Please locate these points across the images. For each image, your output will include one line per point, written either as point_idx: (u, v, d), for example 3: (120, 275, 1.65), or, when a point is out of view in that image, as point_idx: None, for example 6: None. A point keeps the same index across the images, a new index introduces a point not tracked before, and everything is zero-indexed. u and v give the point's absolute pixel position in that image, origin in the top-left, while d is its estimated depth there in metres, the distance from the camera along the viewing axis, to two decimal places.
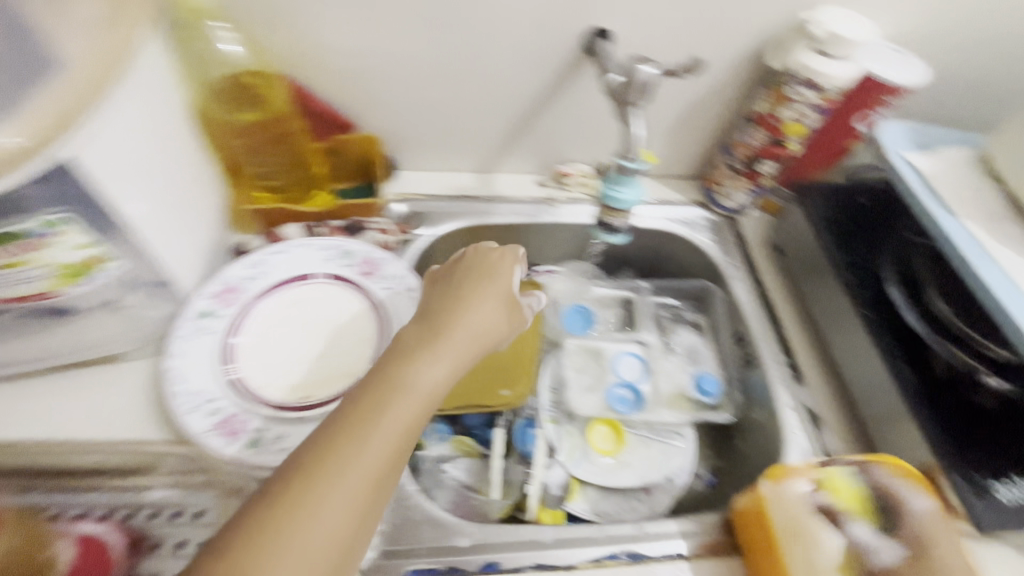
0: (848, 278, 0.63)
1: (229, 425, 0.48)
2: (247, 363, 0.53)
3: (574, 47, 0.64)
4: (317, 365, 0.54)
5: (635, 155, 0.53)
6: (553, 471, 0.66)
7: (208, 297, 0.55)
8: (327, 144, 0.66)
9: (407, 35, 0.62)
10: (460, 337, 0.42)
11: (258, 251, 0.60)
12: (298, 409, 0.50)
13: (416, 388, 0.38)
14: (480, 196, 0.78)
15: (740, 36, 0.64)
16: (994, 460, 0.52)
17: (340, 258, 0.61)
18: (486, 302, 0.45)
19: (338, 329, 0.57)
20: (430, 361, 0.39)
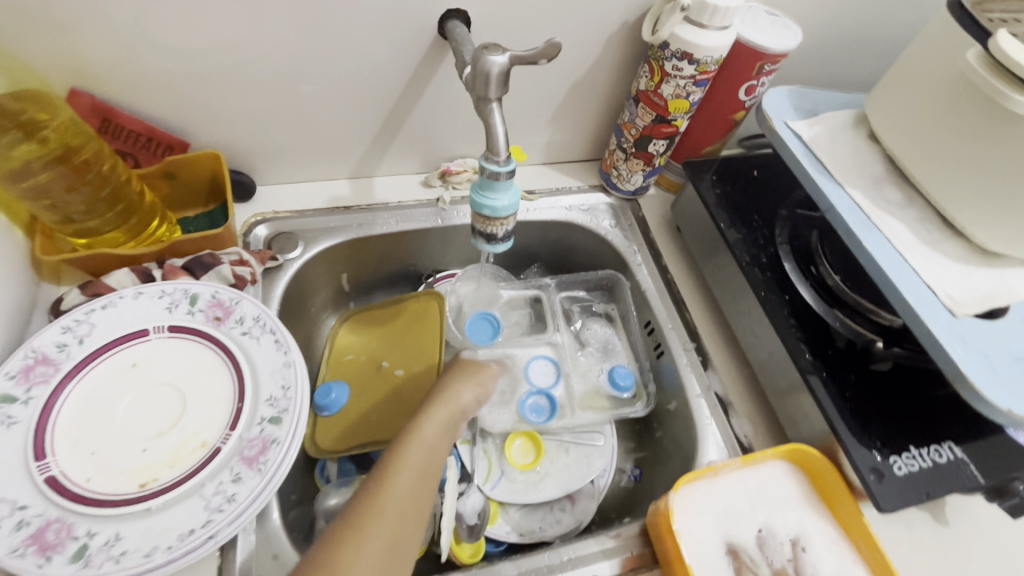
0: (745, 256, 0.61)
1: (44, 539, 0.40)
2: (69, 453, 0.44)
3: (433, 33, 0.57)
4: (159, 441, 0.46)
5: (503, 156, 0.46)
6: (470, 498, 0.61)
7: (10, 379, 0.45)
8: (163, 167, 0.58)
9: (228, 34, 0.52)
10: (447, 412, 0.43)
11: (75, 310, 0.50)
12: (137, 501, 0.42)
13: (424, 462, 0.39)
14: (359, 205, 0.70)
15: (612, 8, 0.59)
16: (889, 431, 0.51)
17: (183, 304, 0.52)
18: (473, 381, 0.48)
19: (184, 392, 0.48)
20: (428, 435, 0.40)
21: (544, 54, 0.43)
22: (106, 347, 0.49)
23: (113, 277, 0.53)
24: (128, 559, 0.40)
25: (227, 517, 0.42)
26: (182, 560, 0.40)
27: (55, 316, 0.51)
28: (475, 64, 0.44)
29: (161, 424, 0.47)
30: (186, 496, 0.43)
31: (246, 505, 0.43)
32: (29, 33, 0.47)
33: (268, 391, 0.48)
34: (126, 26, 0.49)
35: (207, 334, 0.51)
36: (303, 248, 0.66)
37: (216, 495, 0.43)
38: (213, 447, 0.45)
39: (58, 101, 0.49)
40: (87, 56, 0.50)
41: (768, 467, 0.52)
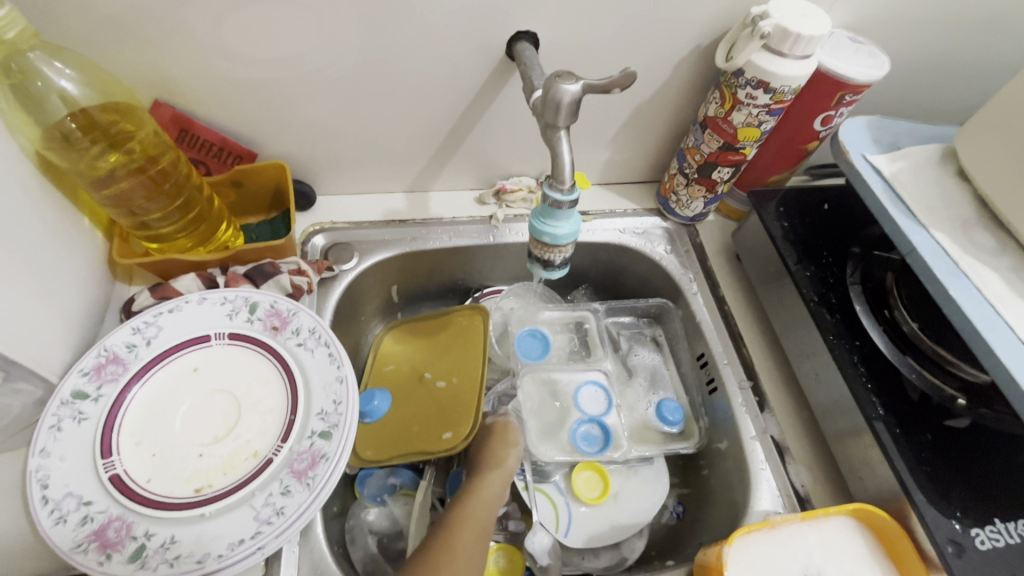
0: (812, 295, 0.58)
1: (106, 537, 0.41)
2: (134, 453, 0.45)
3: (500, 54, 0.57)
4: (215, 447, 0.47)
5: (567, 184, 0.45)
6: (538, 536, 0.59)
7: (83, 376, 0.47)
8: (228, 176, 0.60)
9: (303, 51, 0.54)
10: (499, 480, 0.51)
11: (145, 311, 0.52)
12: (193, 506, 0.43)
13: (484, 516, 0.46)
14: (414, 219, 0.70)
15: (684, 33, 0.57)
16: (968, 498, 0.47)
17: (243, 312, 0.53)
18: (513, 448, 0.56)
19: (241, 400, 0.49)
20: (486, 495, 0.49)
21: (618, 84, 0.43)
22: (173, 351, 0.51)
23: (181, 281, 0.55)
24: (181, 564, 0.41)
25: (274, 530, 0.43)
26: (230, 569, 0.41)
27: (126, 316, 0.54)
28: (547, 91, 0.43)
29: (215, 432, 0.48)
30: (236, 505, 0.44)
31: (292, 521, 0.43)
32: (120, 48, 0.50)
33: (319, 406, 0.49)
34: (207, 40, 0.51)
35: (265, 344, 0.52)
36: (358, 259, 0.67)
37: (265, 506, 0.44)
38: (264, 458, 0.46)
39: (143, 115, 0.50)
40: (172, 70, 0.52)
41: (831, 523, 0.49)
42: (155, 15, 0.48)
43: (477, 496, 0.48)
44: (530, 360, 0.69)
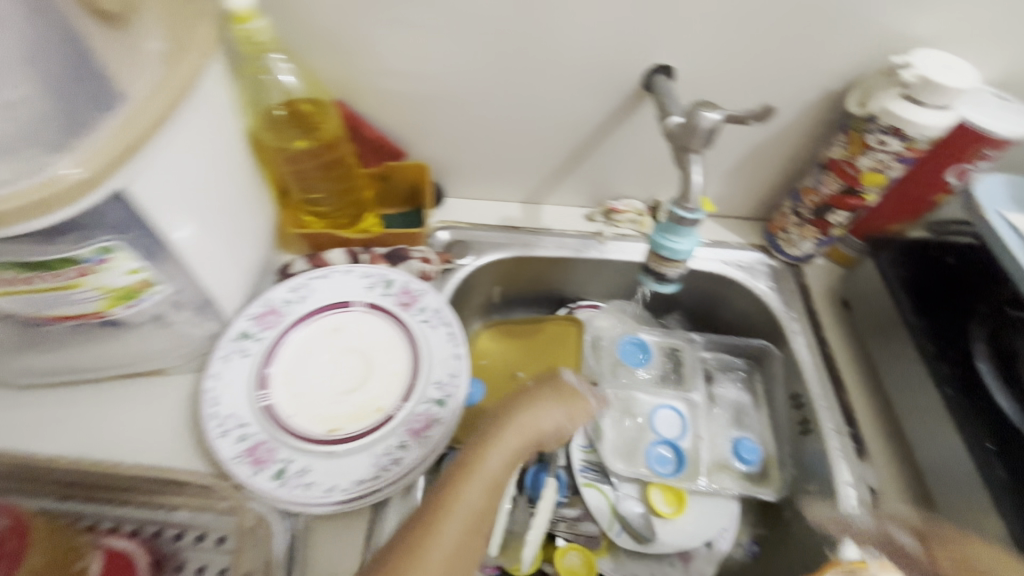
0: (930, 348, 0.57)
1: (257, 454, 0.49)
2: (282, 391, 0.53)
3: (635, 84, 0.62)
4: (347, 397, 0.53)
5: (692, 204, 0.49)
6: (626, 502, 0.64)
7: (249, 318, 0.56)
8: (379, 170, 0.68)
9: (462, 69, 0.61)
10: (514, 447, 0.45)
11: (301, 275, 0.61)
12: (324, 443, 0.50)
13: (478, 496, 0.40)
14: (526, 227, 0.76)
15: (817, 77, 0.59)
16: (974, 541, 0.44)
17: (380, 286, 0.61)
18: (551, 407, 0.51)
19: (371, 360, 0.56)
20: (488, 468, 0.43)
21: (756, 116, 0.46)
22: (321, 309, 0.59)
23: (331, 254, 0.64)
24: (314, 489, 0.48)
25: (390, 477, 0.48)
26: (354, 501, 0.47)
27: (283, 278, 0.63)
28: (687, 117, 0.47)
29: (346, 384, 0.54)
30: (361, 449, 0.50)
31: (408, 470, 0.49)
32: (320, 53, 0.59)
33: (436, 376, 0.54)
34: (387, 54, 0.60)
35: (396, 316, 0.58)
36: (473, 257, 0.74)
37: (384, 455, 0.50)
38: (387, 413, 0.52)
39: (328, 113, 0.57)
40: (354, 77, 0.62)
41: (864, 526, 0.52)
42: (353, 30, 0.58)
43: (478, 467, 0.42)
44: (632, 366, 0.73)
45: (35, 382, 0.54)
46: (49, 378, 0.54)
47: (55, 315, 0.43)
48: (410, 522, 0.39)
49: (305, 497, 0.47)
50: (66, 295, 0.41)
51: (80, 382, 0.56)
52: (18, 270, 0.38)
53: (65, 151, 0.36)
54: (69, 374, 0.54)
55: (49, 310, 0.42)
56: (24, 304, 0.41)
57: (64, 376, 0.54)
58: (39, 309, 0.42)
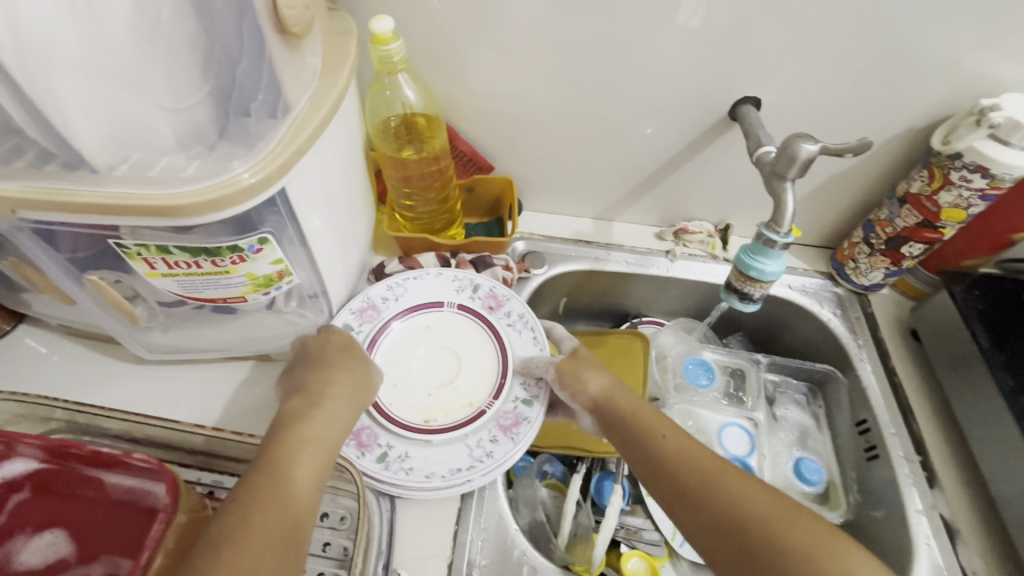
0: (1008, 382, 0.57)
1: (363, 439, 0.53)
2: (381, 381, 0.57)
3: (721, 114, 0.65)
4: (440, 390, 0.57)
5: (784, 229, 0.51)
6: None
7: (351, 313, 0.61)
8: (468, 183, 0.73)
9: (556, 91, 0.65)
10: (341, 403, 0.50)
11: (396, 275, 0.65)
12: (421, 432, 0.54)
13: (310, 467, 0.44)
14: (598, 242, 0.80)
15: (901, 114, 0.62)
16: (609, 384, 0.54)
17: (468, 290, 0.65)
18: (346, 365, 0.53)
19: (461, 358, 0.60)
20: (317, 432, 0.46)
21: (854, 150, 0.48)
22: (413, 307, 0.63)
23: (423, 257, 0.68)
24: (414, 474, 0.52)
25: (483, 468, 0.51)
26: (451, 488, 0.51)
27: (377, 276, 0.68)
28: (785, 147, 0.50)
29: (438, 380, 0.58)
30: (454, 440, 0.54)
31: (500, 462, 0.52)
32: (429, 72, 0.65)
33: (523, 376, 0.58)
34: (489, 75, 0.64)
35: (484, 318, 0.62)
36: (547, 267, 0.77)
37: (477, 447, 0.53)
38: (477, 409, 0.55)
39: (439, 127, 0.61)
40: (456, 95, 0.67)
41: (572, 348, 0.60)
42: (463, 53, 0.63)
43: (305, 433, 0.46)
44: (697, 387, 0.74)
45: (164, 358, 0.61)
46: (177, 355, 0.60)
47: (205, 297, 0.48)
48: (259, 464, 0.43)
49: (407, 481, 0.51)
50: (221, 279, 0.46)
51: (201, 361, 0.61)
52: (193, 254, 0.43)
53: (242, 156, 0.41)
54: (195, 353, 0.60)
55: (202, 292, 0.47)
56: (183, 287, 0.47)
57: (187, 353, 0.60)
58: (194, 291, 0.47)
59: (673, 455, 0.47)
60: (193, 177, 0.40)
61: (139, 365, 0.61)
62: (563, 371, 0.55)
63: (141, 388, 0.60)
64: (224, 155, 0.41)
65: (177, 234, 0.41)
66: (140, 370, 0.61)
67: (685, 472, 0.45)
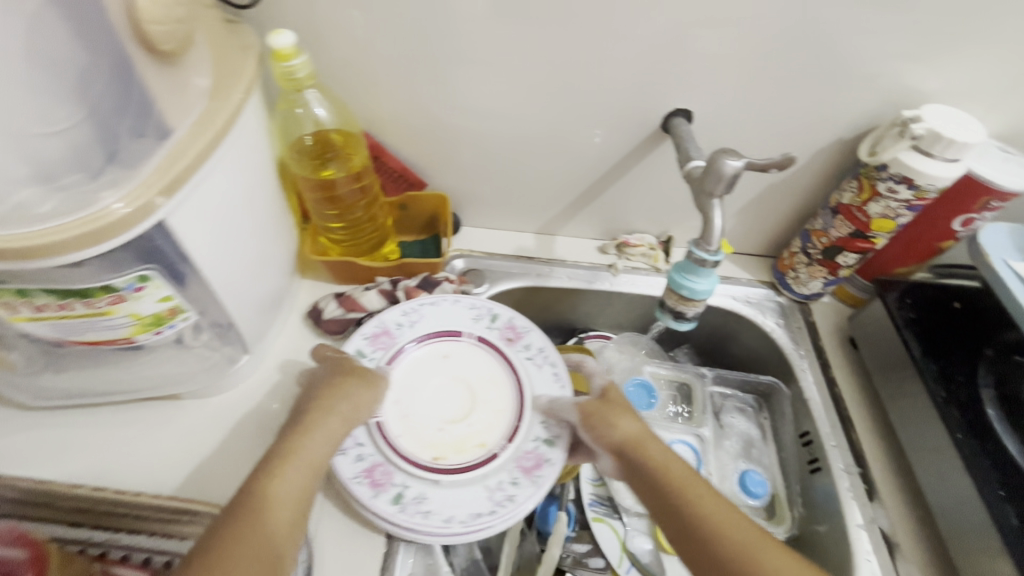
0: (940, 392, 0.57)
1: (374, 477, 0.51)
2: (394, 413, 0.55)
3: (653, 127, 0.64)
4: (455, 425, 0.55)
5: (714, 247, 0.50)
6: (637, 539, 0.64)
7: (364, 338, 0.59)
8: (399, 200, 0.70)
9: (485, 105, 0.63)
10: (335, 425, 0.48)
11: (411, 299, 0.62)
12: (435, 471, 0.51)
13: (296, 486, 0.43)
14: (540, 258, 0.78)
15: (829, 124, 0.62)
16: (640, 431, 0.50)
17: (486, 320, 0.62)
18: (349, 386, 0.51)
19: (477, 392, 0.57)
20: (310, 451, 0.46)
21: (779, 165, 0.47)
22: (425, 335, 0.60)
23: (365, 295, 0.63)
24: (432, 518, 0.49)
25: (504, 514, 0.49)
26: (471, 535, 0.48)
27: (313, 311, 0.63)
28: (710, 164, 0.48)
29: (455, 415, 0.56)
30: (472, 482, 0.51)
31: (523, 508, 0.50)
32: (349, 87, 0.61)
33: (541, 416, 0.55)
34: (414, 88, 0.62)
35: (502, 351, 0.59)
36: (488, 286, 0.74)
37: (497, 489, 0.51)
38: (494, 449, 0.53)
39: (359, 143, 0.59)
40: (381, 109, 0.64)
41: (602, 387, 0.54)
42: (384, 64, 0.59)
43: (296, 452, 0.45)
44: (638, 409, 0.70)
45: (55, 403, 0.55)
46: (70, 400, 0.55)
47: (85, 341, 0.44)
48: (243, 490, 0.42)
49: (425, 525, 0.48)
50: (99, 321, 0.41)
51: (100, 405, 0.56)
52: (60, 297, 0.39)
53: (112, 185, 0.37)
54: (91, 396, 0.55)
55: (80, 336, 0.43)
56: (57, 331, 0.42)
57: (84, 398, 0.55)
58: (71, 336, 0.43)
59: (714, 524, 0.43)
60: (47, 213, 0.35)
61: (28, 412, 0.56)
62: (589, 414, 0.52)
63: (28, 438, 0.54)
64: (82, 177, 0.36)
65: (31, 277, 0.37)
66: (28, 418, 0.55)
67: (725, 543, 0.42)
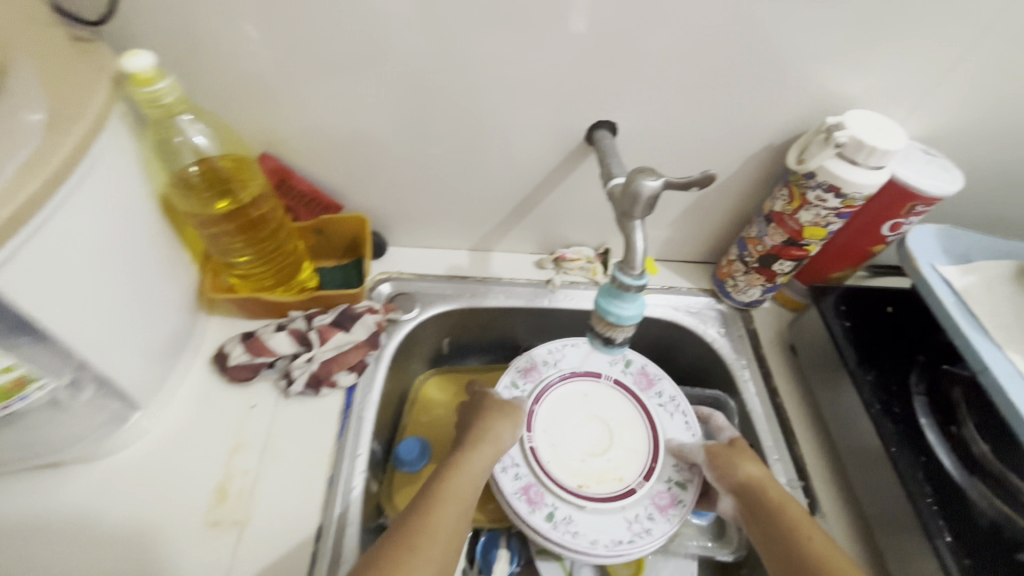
0: (875, 402, 0.57)
1: (531, 496, 0.58)
2: (545, 438, 0.62)
3: (578, 138, 0.61)
4: (594, 458, 0.62)
5: (638, 270, 0.47)
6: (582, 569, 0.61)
7: (517, 369, 0.67)
8: (313, 225, 0.65)
9: (398, 121, 0.59)
10: (489, 452, 0.56)
11: (559, 339, 0.71)
12: (579, 496, 0.58)
13: (464, 492, 0.52)
14: (475, 277, 0.74)
15: (756, 131, 0.60)
16: (763, 474, 0.55)
17: (621, 364, 0.70)
18: (504, 423, 0.59)
19: (617, 430, 0.64)
20: (472, 467, 0.54)
21: (698, 183, 0.44)
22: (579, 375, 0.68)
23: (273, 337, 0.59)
24: (580, 538, 0.56)
25: (642, 544, 0.56)
26: (613, 558, 0.55)
27: (218, 356, 0.59)
28: (628, 184, 0.45)
29: (587, 449, 0.62)
30: (613, 511, 0.58)
31: (659, 539, 0.56)
32: (245, 108, 0.56)
33: (673, 460, 0.62)
34: (318, 105, 0.56)
35: (641, 397, 0.67)
36: (419, 310, 0.70)
37: (636, 522, 0.57)
38: (630, 484, 0.60)
39: (255, 171, 0.54)
40: (283, 129, 0.58)
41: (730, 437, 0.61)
42: (279, 78, 0.54)
43: (464, 468, 0.54)
44: None
45: None
46: None
47: None
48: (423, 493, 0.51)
49: (574, 544, 0.55)
50: None
51: None
52: None
53: None
54: None
55: None
56: None
57: None
58: None
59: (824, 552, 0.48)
60: None
61: None
62: (715, 454, 0.58)
63: None
64: None
65: None
66: None
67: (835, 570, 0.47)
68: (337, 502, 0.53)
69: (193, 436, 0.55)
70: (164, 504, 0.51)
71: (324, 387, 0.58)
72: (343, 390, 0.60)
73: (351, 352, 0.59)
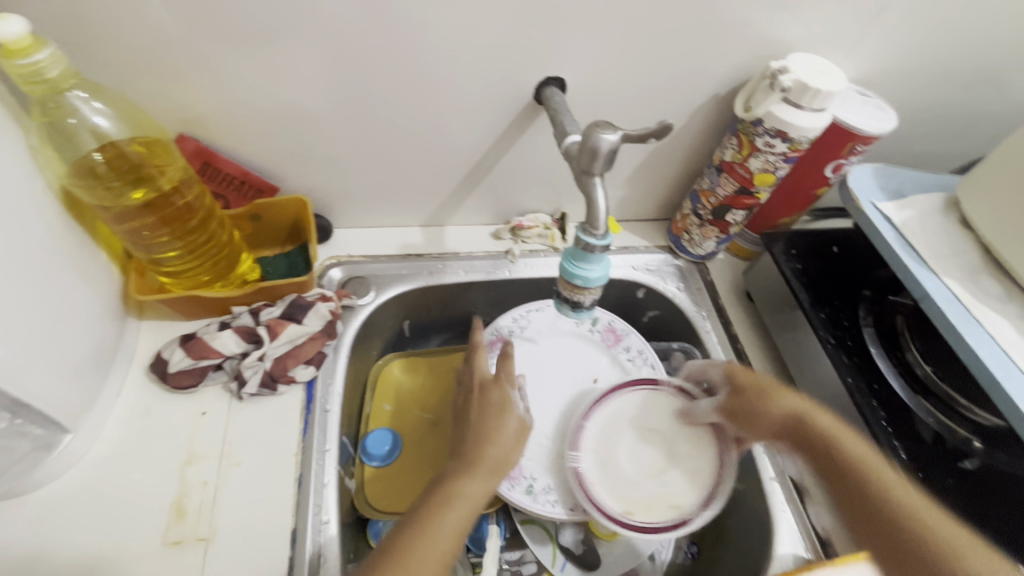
0: (828, 337, 0.59)
1: (511, 470, 0.57)
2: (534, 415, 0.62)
3: (526, 100, 0.58)
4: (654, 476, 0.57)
5: (601, 230, 0.45)
6: (569, 531, 0.62)
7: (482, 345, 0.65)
8: (248, 211, 0.60)
9: (330, 90, 0.54)
10: (488, 469, 0.50)
11: (518, 307, 0.68)
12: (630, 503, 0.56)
13: (458, 518, 0.46)
14: (430, 253, 0.71)
15: (703, 81, 0.59)
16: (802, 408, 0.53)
17: (588, 323, 0.69)
18: (508, 421, 0.53)
19: (674, 436, 0.59)
20: (470, 486, 0.48)
21: (656, 134, 0.43)
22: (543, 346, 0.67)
23: (217, 337, 0.54)
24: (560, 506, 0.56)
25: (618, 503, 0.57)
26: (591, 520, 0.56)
27: (155, 362, 0.54)
28: (585, 139, 0.43)
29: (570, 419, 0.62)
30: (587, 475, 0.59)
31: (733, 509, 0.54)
32: (152, 84, 0.49)
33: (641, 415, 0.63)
34: (236, 76, 0.51)
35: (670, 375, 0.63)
36: (375, 294, 0.67)
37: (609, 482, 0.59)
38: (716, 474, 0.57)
39: (170, 149, 0.49)
40: (199, 105, 0.52)
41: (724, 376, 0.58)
42: (189, 49, 0.48)
43: (459, 486, 0.48)
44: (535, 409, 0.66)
45: None
46: None
47: None
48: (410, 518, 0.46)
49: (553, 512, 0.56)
50: None
51: None
52: None
53: None
54: None
55: None
56: None
57: None
58: None
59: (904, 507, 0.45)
60: None
61: None
62: (736, 414, 0.56)
63: None
64: None
65: None
66: None
67: (925, 539, 0.42)
68: (310, 504, 0.50)
69: (136, 455, 0.50)
70: (109, 534, 0.46)
71: (280, 384, 0.54)
72: (302, 385, 0.56)
73: (307, 345, 0.55)
